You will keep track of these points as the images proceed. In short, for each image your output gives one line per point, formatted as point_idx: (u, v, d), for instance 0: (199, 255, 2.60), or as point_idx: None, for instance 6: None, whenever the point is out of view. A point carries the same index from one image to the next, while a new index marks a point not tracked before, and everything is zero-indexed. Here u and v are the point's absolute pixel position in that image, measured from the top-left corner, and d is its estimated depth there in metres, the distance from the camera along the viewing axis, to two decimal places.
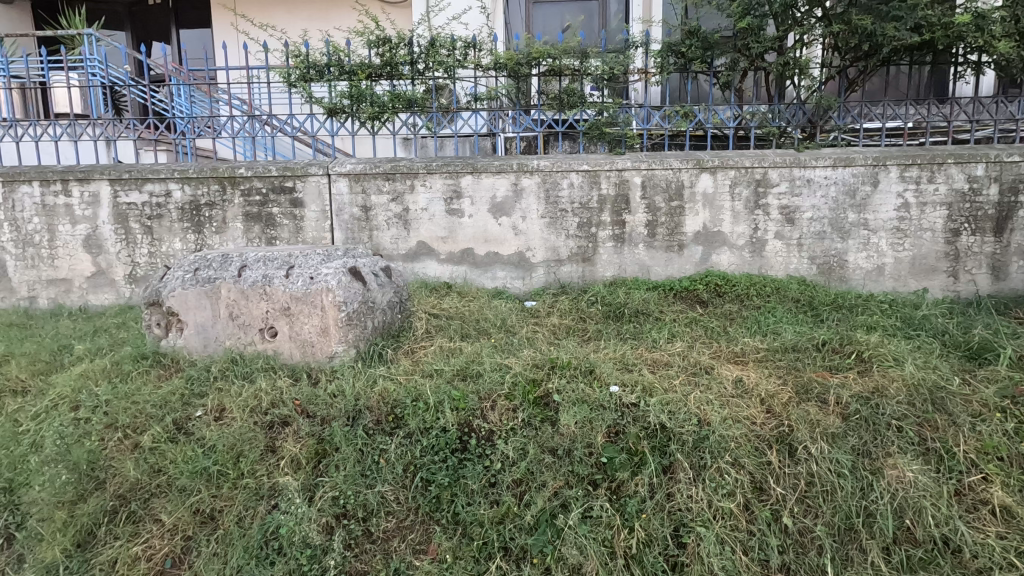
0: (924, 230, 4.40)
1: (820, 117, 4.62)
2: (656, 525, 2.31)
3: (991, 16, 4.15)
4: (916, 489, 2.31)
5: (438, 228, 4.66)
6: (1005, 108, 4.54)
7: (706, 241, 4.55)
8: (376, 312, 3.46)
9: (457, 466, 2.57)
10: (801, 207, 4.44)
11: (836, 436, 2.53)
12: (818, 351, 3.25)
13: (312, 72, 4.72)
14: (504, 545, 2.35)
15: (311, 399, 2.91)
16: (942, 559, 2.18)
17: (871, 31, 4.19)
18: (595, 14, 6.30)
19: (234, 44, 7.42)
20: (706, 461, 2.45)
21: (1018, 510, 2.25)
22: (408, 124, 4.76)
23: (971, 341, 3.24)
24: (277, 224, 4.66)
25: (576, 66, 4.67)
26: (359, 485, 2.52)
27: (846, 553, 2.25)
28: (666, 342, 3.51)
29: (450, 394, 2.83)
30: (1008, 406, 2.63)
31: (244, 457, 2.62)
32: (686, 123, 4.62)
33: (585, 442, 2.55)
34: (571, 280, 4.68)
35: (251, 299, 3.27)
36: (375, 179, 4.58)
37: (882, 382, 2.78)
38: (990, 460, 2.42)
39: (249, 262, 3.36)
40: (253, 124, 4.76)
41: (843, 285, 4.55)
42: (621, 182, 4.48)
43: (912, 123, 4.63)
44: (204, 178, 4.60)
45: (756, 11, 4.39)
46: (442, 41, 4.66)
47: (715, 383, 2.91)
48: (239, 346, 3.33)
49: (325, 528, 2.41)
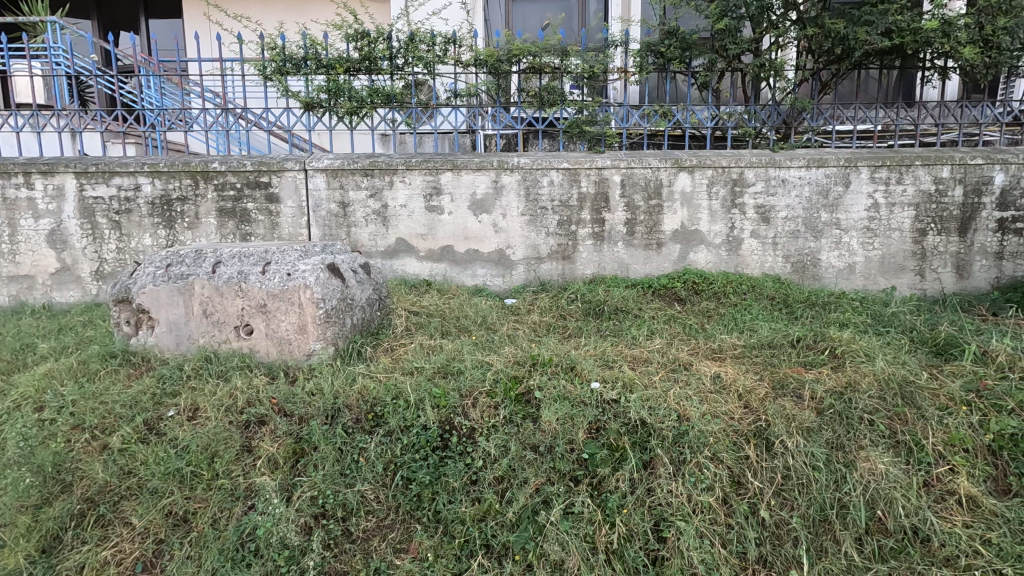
0: (893, 229, 4.52)
1: (795, 118, 4.70)
2: (637, 520, 2.32)
3: (957, 22, 4.28)
4: (888, 480, 2.37)
5: (417, 226, 4.62)
6: (969, 112, 4.68)
7: (683, 239, 4.60)
8: (356, 309, 3.41)
9: (439, 464, 2.55)
10: (776, 207, 4.53)
11: (812, 430, 2.59)
12: (793, 348, 3.32)
13: (289, 66, 4.64)
14: (486, 543, 2.33)
15: (288, 398, 2.86)
16: (912, 548, 2.23)
17: (844, 35, 4.34)
18: (575, 13, 6.32)
19: (207, 35, 7.26)
20: (686, 455, 2.48)
21: (983, 499, 2.32)
22: (387, 120, 4.71)
23: (938, 337, 3.34)
24: (252, 220, 4.57)
25: (556, 64, 4.66)
26: (338, 484, 2.48)
27: (821, 544, 2.29)
28: (646, 339, 3.54)
29: (431, 391, 2.82)
30: (973, 399, 2.71)
31: (218, 457, 2.56)
32: (665, 122, 4.66)
33: (566, 438, 2.56)
34: (551, 278, 4.69)
35: (226, 297, 3.20)
36: (353, 175, 4.52)
37: (854, 377, 2.86)
38: (957, 452, 2.49)
39: (224, 258, 3.29)
40: (227, 118, 4.67)
41: (816, 283, 4.66)
42: (600, 181, 4.51)
43: (882, 126, 4.75)
44: (175, 172, 4.47)
45: (733, 14, 4.49)
46: (422, 36, 4.61)
47: (693, 379, 2.96)
48: (213, 344, 3.25)
49: (303, 529, 2.35)
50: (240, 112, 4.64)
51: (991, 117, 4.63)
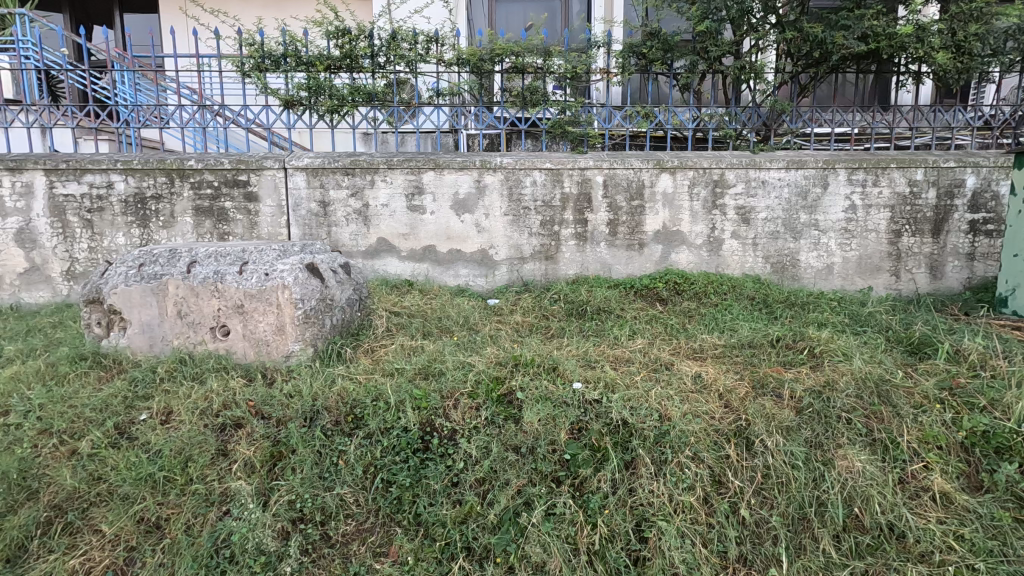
0: (870, 230, 4.60)
1: (774, 120, 4.75)
2: (619, 520, 2.32)
3: (930, 28, 4.37)
4: (865, 478, 2.40)
5: (398, 225, 4.58)
6: (942, 116, 4.77)
7: (665, 240, 4.63)
8: (336, 309, 3.36)
9: (420, 466, 2.52)
10: (756, 207, 4.58)
11: (791, 429, 2.61)
12: (772, 347, 3.36)
13: (268, 62, 4.57)
14: (467, 545, 2.30)
15: (266, 400, 2.81)
16: (888, 544, 2.25)
17: (822, 39, 4.42)
18: (558, 13, 6.33)
19: (184, 31, 7.12)
20: (667, 455, 2.48)
21: (956, 495, 2.36)
22: (368, 118, 4.66)
23: (913, 337, 3.41)
24: (229, 219, 4.49)
25: (539, 64, 4.66)
26: (316, 488, 2.44)
27: (800, 542, 2.30)
28: (628, 339, 3.55)
29: (412, 393, 2.79)
30: (946, 397, 2.76)
31: (193, 461, 2.50)
32: (647, 123, 4.69)
33: (548, 439, 2.56)
34: (534, 278, 4.68)
35: (201, 297, 3.14)
36: (333, 174, 4.46)
37: (832, 376, 2.90)
38: (931, 450, 2.52)
39: (200, 258, 3.23)
40: (204, 114, 4.57)
41: (795, 283, 4.72)
42: (583, 181, 4.51)
43: (858, 129, 4.82)
44: (150, 170, 4.37)
45: (714, 16, 4.53)
46: (404, 34, 4.56)
47: (675, 379, 2.98)
48: (188, 346, 3.19)
49: (280, 534, 2.30)
50: (217, 108, 4.54)
51: (963, 121, 4.71)
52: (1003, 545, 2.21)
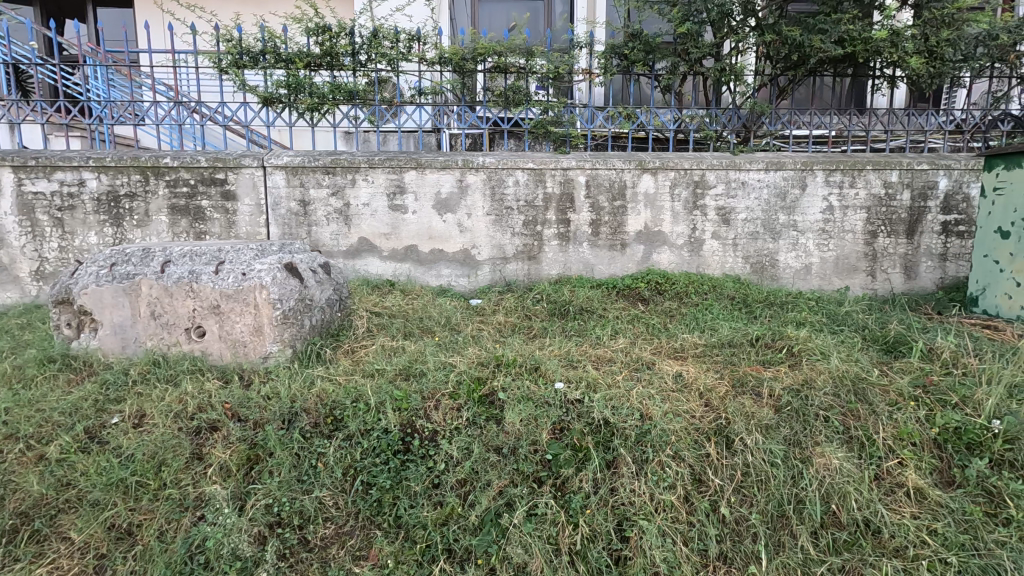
0: (846, 231, 4.68)
1: (754, 122, 4.81)
2: (600, 520, 2.31)
3: (904, 33, 4.45)
4: (841, 475, 2.42)
5: (380, 225, 4.53)
6: (916, 119, 4.87)
7: (647, 240, 4.65)
8: (315, 310, 3.31)
9: (400, 468, 2.50)
10: (735, 208, 4.63)
11: (770, 427, 2.64)
12: (752, 347, 3.39)
13: (246, 59, 4.49)
14: (448, 547, 2.27)
15: (242, 402, 2.76)
16: (864, 540, 2.28)
17: (800, 42, 4.48)
18: (541, 13, 6.33)
19: (159, 26, 6.97)
20: (648, 454, 2.49)
21: (929, 491, 2.39)
22: (350, 116, 4.60)
23: (888, 335, 3.48)
24: (206, 218, 4.40)
25: (521, 64, 4.65)
26: (294, 491, 2.40)
27: (778, 539, 2.31)
28: (609, 339, 3.56)
29: (392, 394, 2.77)
30: (920, 395, 2.82)
31: (166, 466, 2.44)
32: (629, 123, 4.72)
33: (530, 439, 2.54)
34: (517, 278, 4.67)
35: (175, 297, 3.07)
36: (314, 173, 4.40)
37: (810, 375, 2.94)
38: (906, 446, 2.56)
39: (174, 257, 3.17)
40: (180, 111, 4.48)
41: (774, 283, 4.78)
42: (566, 181, 4.52)
43: (836, 131, 4.91)
44: (123, 167, 4.27)
45: (695, 18, 4.56)
46: (385, 32, 4.51)
47: (656, 379, 2.99)
48: (162, 347, 3.13)
49: (256, 539, 2.25)
50: (193, 105, 4.45)
51: (935, 125, 4.83)
52: (975, 538, 2.25)
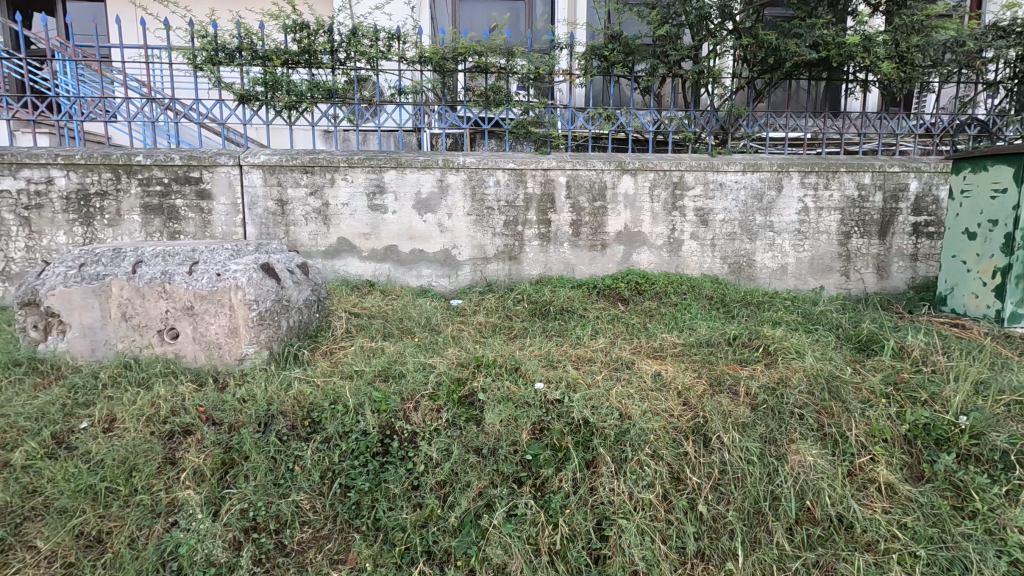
0: (821, 232, 4.77)
1: (732, 124, 4.88)
2: (580, 519, 2.31)
3: (876, 39, 4.55)
4: (815, 471, 2.46)
5: (359, 225, 4.49)
6: (888, 123, 4.99)
7: (627, 240, 4.69)
8: (292, 311, 3.27)
9: (379, 470, 2.47)
10: (714, 209, 4.69)
11: (746, 425, 2.67)
12: (729, 346, 3.44)
13: (221, 55, 4.41)
14: (427, 549, 2.26)
15: (217, 405, 2.71)
16: (837, 535, 2.32)
17: (776, 46, 4.55)
18: (521, 14, 6.34)
19: (131, 20, 6.81)
20: (628, 453, 2.50)
21: (900, 486, 2.44)
22: (328, 115, 4.55)
23: (861, 334, 3.55)
24: (181, 218, 4.31)
25: (501, 64, 4.65)
26: (270, 495, 2.36)
27: (755, 536, 2.34)
28: (590, 339, 3.57)
29: (371, 395, 2.74)
30: (891, 392, 2.88)
31: (137, 471, 2.38)
32: (609, 125, 4.76)
33: (509, 440, 2.54)
34: (497, 278, 4.67)
35: (147, 299, 3.01)
36: (292, 172, 4.34)
37: (786, 373, 2.99)
38: (878, 442, 2.62)
39: (146, 257, 3.11)
40: (153, 108, 4.38)
41: (751, 283, 4.85)
42: (546, 181, 4.52)
43: (811, 134, 5.00)
44: (94, 165, 4.16)
45: (674, 21, 4.64)
46: (365, 31, 4.47)
47: (635, 378, 3.01)
48: (134, 349, 3.06)
49: (231, 544, 2.21)
50: (167, 102, 4.36)
51: (906, 128, 4.95)
52: (943, 531, 2.31)
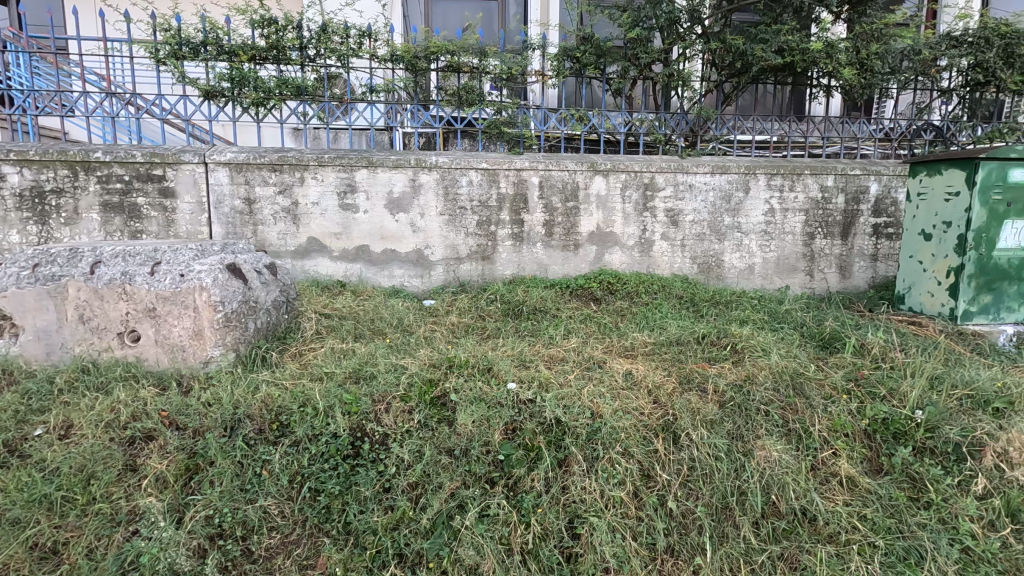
0: (786, 233, 4.90)
1: (701, 127, 4.97)
2: (552, 518, 2.32)
3: (839, 45, 4.64)
4: (780, 466, 2.52)
5: (330, 225, 4.43)
6: (849, 127, 5.15)
7: (599, 241, 4.73)
8: (260, 312, 3.20)
9: (350, 473, 2.44)
10: (683, 210, 4.77)
11: (714, 422, 2.73)
12: (698, 344, 3.50)
13: (186, 50, 4.28)
14: (399, 552, 2.24)
15: (180, 409, 2.64)
16: (801, 528, 2.39)
17: (743, 50, 4.66)
18: (494, 13, 6.34)
19: (88, 11, 6.56)
20: (599, 452, 2.53)
21: (860, 479, 2.52)
22: (298, 113, 4.47)
23: (824, 332, 3.66)
24: (143, 216, 4.18)
25: (474, 64, 4.64)
26: (236, 501, 2.31)
27: (722, 530, 2.39)
28: (562, 339, 3.59)
29: (341, 398, 2.70)
30: (852, 388, 2.98)
31: (96, 479, 2.30)
32: (581, 126, 4.80)
33: (482, 440, 2.53)
34: (470, 279, 4.66)
35: (106, 300, 2.92)
36: (260, 170, 4.25)
37: (752, 371, 3.06)
38: (839, 437, 2.70)
39: (105, 257, 3.01)
40: (113, 103, 4.23)
41: (719, 283, 4.95)
42: (519, 182, 4.53)
43: (777, 137, 5.14)
44: (49, 161, 3.99)
45: (644, 24, 4.71)
46: (335, 27, 4.39)
47: (606, 377, 3.04)
48: (92, 353, 2.96)
49: (195, 552, 2.16)
50: (128, 97, 4.22)
51: (867, 133, 5.12)
52: (900, 522, 2.40)
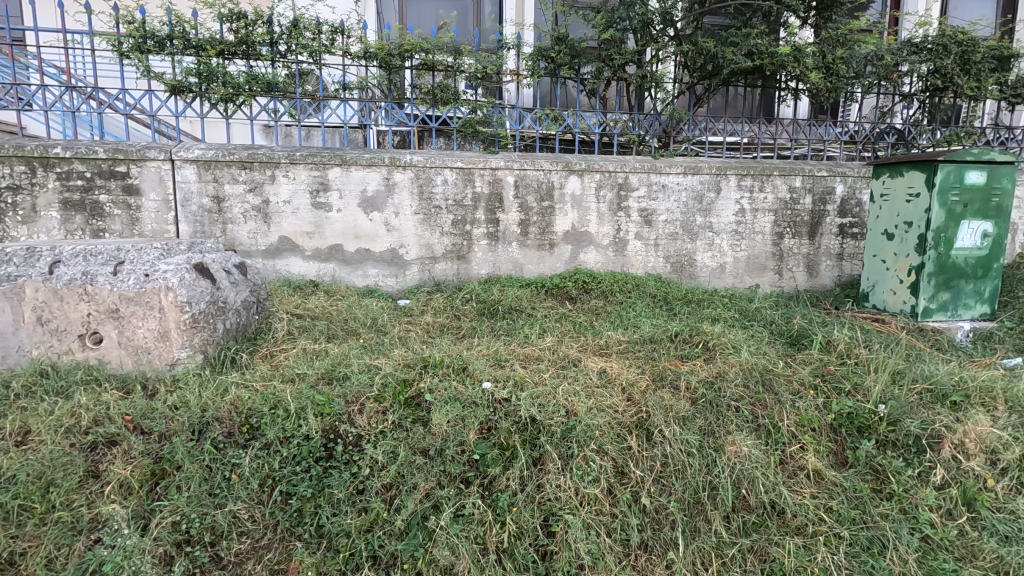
0: (756, 232, 5.00)
1: (673, 128, 5.05)
2: (527, 517, 2.33)
3: (805, 50, 4.78)
4: (750, 461, 2.57)
5: (302, 224, 4.35)
6: (816, 129, 5.29)
7: (574, 240, 4.76)
8: (229, 312, 3.13)
9: (323, 475, 2.41)
10: (657, 210, 4.83)
11: (686, 418, 2.77)
12: (671, 342, 3.55)
13: (151, 43, 4.15)
14: (373, 554, 2.22)
15: (145, 413, 2.56)
16: (770, 521, 2.44)
17: (715, 53, 4.74)
18: (469, 12, 6.32)
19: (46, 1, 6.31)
20: (574, 450, 2.54)
21: (826, 472, 2.59)
22: (268, 109, 4.38)
23: (792, 330, 3.75)
24: (106, 214, 4.05)
25: (449, 62, 4.61)
26: (205, 506, 2.25)
27: (694, 525, 2.43)
28: (537, 338, 3.60)
29: (314, 399, 2.66)
30: (819, 383, 3.06)
31: (55, 486, 2.22)
32: (556, 126, 4.82)
33: (457, 440, 2.52)
34: (445, 278, 4.64)
35: (66, 301, 2.83)
36: (229, 167, 4.16)
37: (723, 368, 3.12)
38: (807, 432, 2.77)
39: (64, 257, 2.90)
40: (73, 97, 4.08)
41: (692, 282, 5.03)
42: (494, 181, 4.53)
43: (747, 139, 5.25)
44: (5, 157, 3.83)
45: (618, 25, 4.75)
46: (306, 23, 4.32)
47: (581, 375, 3.06)
48: (51, 356, 2.86)
49: (161, 559, 2.10)
50: (89, 91, 4.07)
51: (833, 135, 5.26)
52: (864, 513, 2.47)
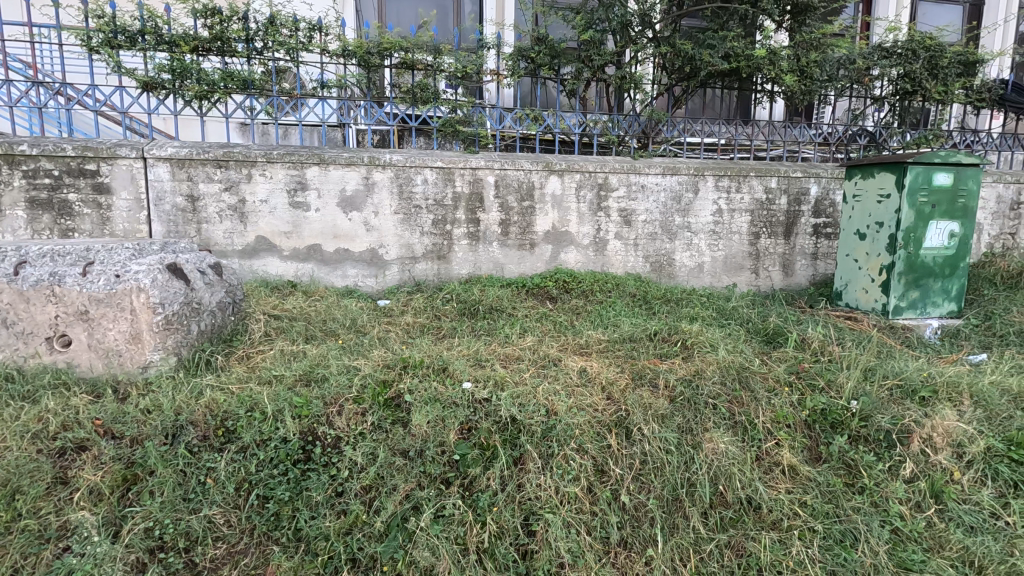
0: (733, 232, 5.08)
1: (652, 129, 5.09)
2: (508, 516, 2.33)
3: (780, 53, 4.87)
4: (727, 458, 2.61)
5: (279, 223, 4.29)
6: (791, 131, 5.38)
7: (555, 240, 4.77)
8: (203, 314, 3.07)
9: (300, 478, 2.38)
10: (636, 210, 4.87)
11: (665, 416, 2.80)
12: (651, 341, 3.59)
13: (121, 38, 4.06)
14: (352, 556, 2.20)
15: (116, 417, 2.50)
16: (747, 516, 2.48)
17: (692, 55, 4.79)
18: (449, 11, 6.29)
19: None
20: (554, 449, 2.55)
21: (801, 467, 2.64)
22: (244, 107, 4.31)
23: (768, 328, 3.82)
24: (75, 214, 3.94)
25: (428, 61, 4.59)
26: (178, 511, 2.21)
27: (673, 521, 2.46)
28: (518, 338, 3.61)
29: (291, 401, 2.62)
30: (794, 380, 3.12)
31: (22, 493, 2.16)
32: (536, 126, 4.83)
33: (437, 441, 2.51)
34: (426, 278, 4.62)
35: (33, 303, 2.75)
36: (204, 166, 4.08)
37: (701, 366, 3.16)
38: (782, 428, 2.82)
39: (31, 257, 2.82)
40: (40, 93, 3.97)
41: (671, 281, 5.08)
42: (474, 181, 4.52)
43: (724, 140, 5.32)
44: None
45: (597, 26, 4.78)
46: (283, 19, 4.26)
47: (561, 375, 3.08)
48: (18, 359, 2.78)
49: (133, 567, 2.06)
50: (57, 87, 3.96)
51: (807, 137, 5.37)
52: (837, 506, 2.52)
